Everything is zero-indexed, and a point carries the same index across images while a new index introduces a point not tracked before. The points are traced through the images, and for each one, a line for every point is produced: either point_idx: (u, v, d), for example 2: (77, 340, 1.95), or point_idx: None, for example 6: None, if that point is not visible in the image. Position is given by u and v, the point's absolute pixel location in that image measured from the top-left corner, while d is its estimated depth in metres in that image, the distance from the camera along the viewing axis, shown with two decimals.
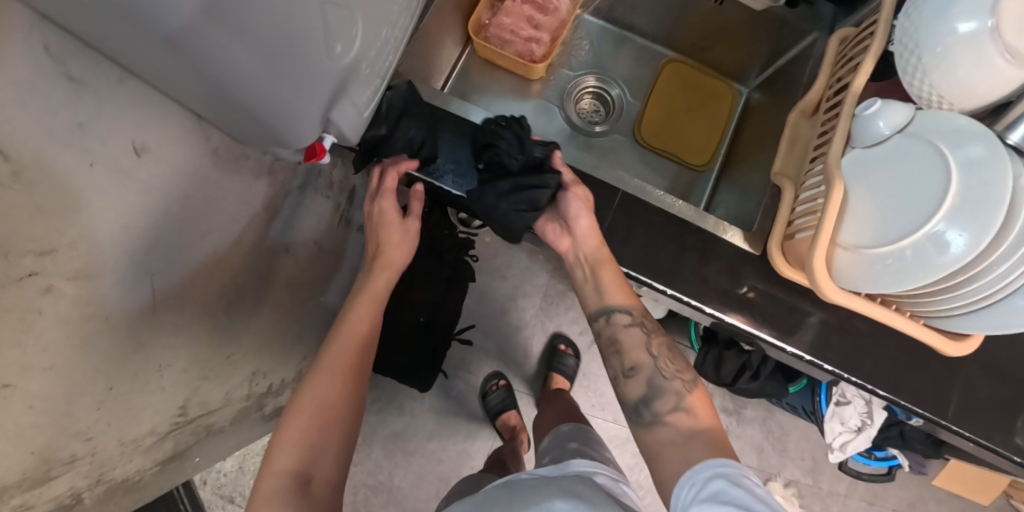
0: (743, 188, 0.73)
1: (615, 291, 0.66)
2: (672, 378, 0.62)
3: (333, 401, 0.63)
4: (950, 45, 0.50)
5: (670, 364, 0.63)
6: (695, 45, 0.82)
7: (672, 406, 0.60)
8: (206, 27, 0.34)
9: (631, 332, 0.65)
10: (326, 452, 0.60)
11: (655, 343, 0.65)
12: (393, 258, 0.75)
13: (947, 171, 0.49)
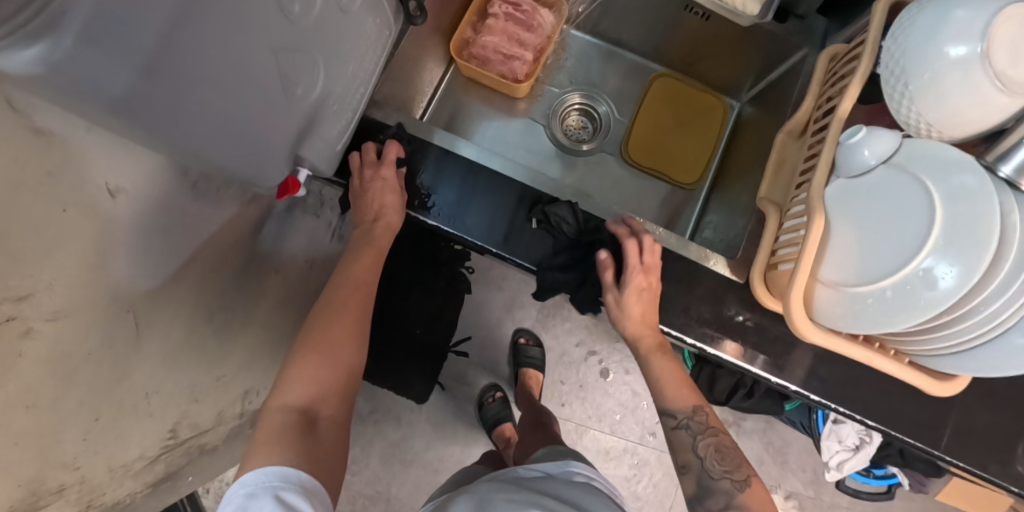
0: (730, 209, 0.71)
1: (670, 388, 0.67)
2: (720, 478, 0.64)
3: (335, 349, 0.62)
4: (938, 70, 0.48)
5: (716, 463, 0.65)
6: (685, 59, 0.80)
7: (724, 505, 0.63)
8: (149, 92, 0.35)
9: (677, 433, 0.66)
10: (329, 393, 0.60)
11: (702, 442, 0.65)
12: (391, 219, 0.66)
13: (932, 206, 0.47)
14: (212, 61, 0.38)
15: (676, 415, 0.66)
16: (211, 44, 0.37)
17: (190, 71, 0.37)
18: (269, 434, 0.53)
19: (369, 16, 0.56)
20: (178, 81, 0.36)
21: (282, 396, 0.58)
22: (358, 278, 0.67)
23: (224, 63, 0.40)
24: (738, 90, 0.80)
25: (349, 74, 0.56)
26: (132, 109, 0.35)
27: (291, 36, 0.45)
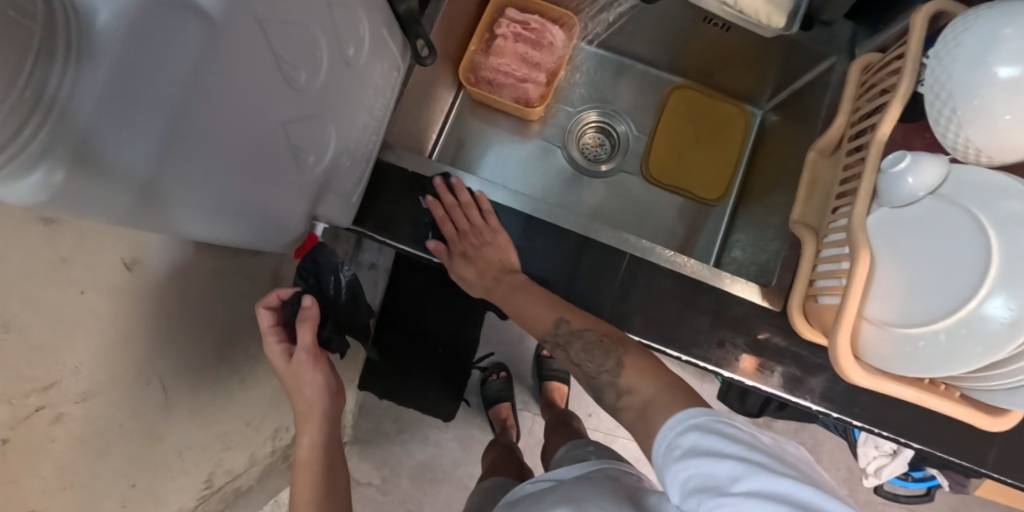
0: (759, 228, 0.68)
1: (522, 309, 0.61)
2: (601, 373, 0.55)
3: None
4: (989, 96, 0.45)
5: (591, 362, 0.56)
6: (703, 70, 0.76)
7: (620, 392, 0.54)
8: (157, 194, 0.32)
9: (559, 357, 0.59)
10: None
11: (573, 351, 0.57)
12: (309, 414, 0.63)
13: (986, 241, 0.44)
14: (220, 148, 0.36)
15: (547, 334, 0.59)
16: (219, 133, 0.35)
17: (199, 162, 0.35)
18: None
19: (378, 63, 0.53)
20: (189, 178, 0.34)
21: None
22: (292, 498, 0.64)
23: (233, 146, 0.38)
24: (760, 98, 0.76)
25: (361, 127, 0.54)
26: (145, 214, 0.33)
27: (300, 106, 0.43)
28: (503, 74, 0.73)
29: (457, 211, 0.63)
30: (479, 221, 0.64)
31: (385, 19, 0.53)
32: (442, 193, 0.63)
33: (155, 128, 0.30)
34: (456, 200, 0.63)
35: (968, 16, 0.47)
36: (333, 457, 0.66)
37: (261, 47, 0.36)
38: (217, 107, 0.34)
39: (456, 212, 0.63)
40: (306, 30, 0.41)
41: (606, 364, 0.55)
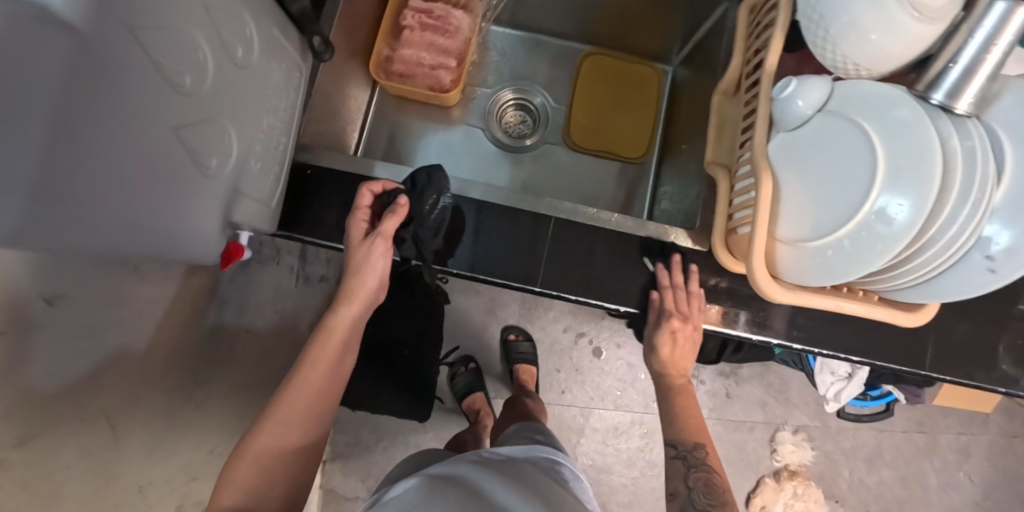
0: (682, 177, 0.71)
1: (687, 427, 0.70)
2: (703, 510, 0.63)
3: (274, 453, 0.52)
4: (856, 10, 0.47)
5: (701, 492, 0.64)
6: (610, 36, 0.78)
7: None
8: (49, 207, 0.31)
9: (672, 463, 0.67)
10: (275, 493, 0.51)
11: (694, 475, 0.65)
12: (363, 285, 0.59)
13: (872, 147, 0.47)
14: (111, 160, 0.36)
15: (678, 445, 0.68)
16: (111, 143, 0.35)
17: (90, 171, 0.34)
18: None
19: (274, 64, 0.53)
20: (85, 194, 0.34)
21: (219, 501, 0.49)
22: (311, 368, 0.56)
23: (126, 155, 0.37)
24: (668, 55, 0.79)
25: (267, 129, 0.54)
26: (39, 227, 0.31)
27: (191, 112, 0.43)
28: (415, 62, 0.74)
29: (681, 293, 0.62)
30: (694, 308, 0.62)
31: (275, 19, 0.53)
32: (674, 272, 0.62)
33: (39, 133, 0.29)
34: (678, 281, 0.62)
35: None
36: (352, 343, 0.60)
37: (136, 51, 0.36)
38: (100, 116, 0.34)
39: (682, 294, 0.62)
40: (185, 33, 0.41)
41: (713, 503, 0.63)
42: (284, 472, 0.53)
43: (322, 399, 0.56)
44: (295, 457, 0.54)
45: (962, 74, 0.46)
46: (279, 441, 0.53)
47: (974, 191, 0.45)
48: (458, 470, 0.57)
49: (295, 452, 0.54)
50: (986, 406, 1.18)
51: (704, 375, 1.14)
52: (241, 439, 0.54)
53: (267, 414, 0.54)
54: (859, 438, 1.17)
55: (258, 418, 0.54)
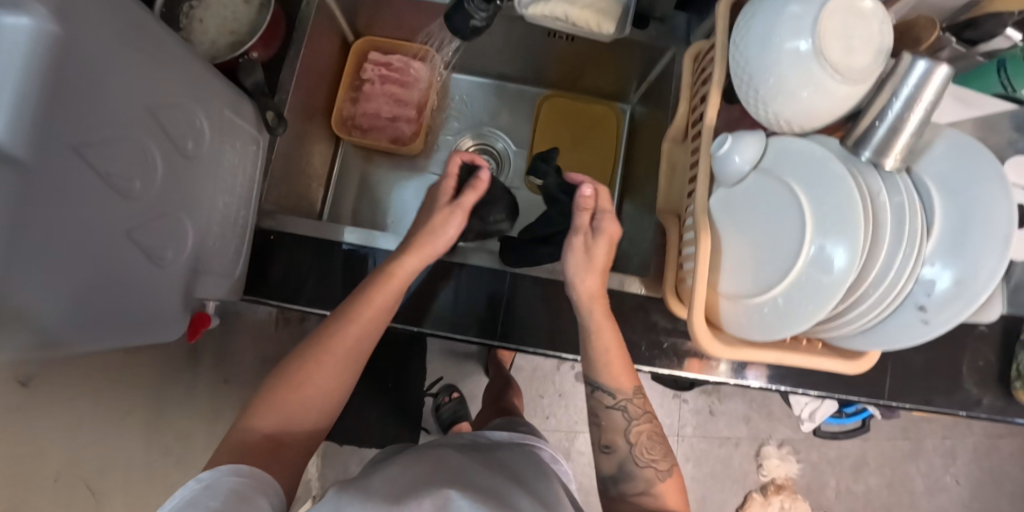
0: (639, 219, 0.73)
1: (610, 370, 0.60)
2: (644, 466, 0.60)
3: (299, 404, 0.55)
4: (780, 74, 0.49)
5: (645, 452, 0.60)
6: (567, 79, 0.81)
7: (639, 489, 0.59)
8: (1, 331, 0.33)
9: (612, 416, 0.61)
10: (300, 423, 0.55)
11: (637, 429, 0.61)
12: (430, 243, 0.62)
13: (801, 206, 0.48)
14: (64, 271, 0.38)
15: (614, 396, 0.60)
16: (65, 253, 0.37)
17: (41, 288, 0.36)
18: (229, 456, 0.51)
19: (229, 142, 0.56)
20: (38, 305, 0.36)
21: (252, 423, 0.53)
22: (360, 309, 0.58)
23: (80, 264, 0.39)
24: (625, 95, 0.81)
25: (226, 204, 0.56)
26: None
27: (143, 212, 0.45)
28: (377, 117, 0.77)
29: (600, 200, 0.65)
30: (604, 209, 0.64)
31: (228, 99, 0.55)
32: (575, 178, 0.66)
33: None
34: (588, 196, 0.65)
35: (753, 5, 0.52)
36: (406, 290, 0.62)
37: (83, 169, 0.38)
38: (52, 236, 0.36)
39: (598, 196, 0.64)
40: (135, 138, 0.43)
41: (656, 463, 0.60)
42: (312, 406, 0.56)
43: (363, 343, 0.59)
44: (324, 393, 0.57)
45: (887, 132, 0.47)
46: (314, 375, 0.56)
47: (902, 246, 0.46)
48: (441, 452, 0.59)
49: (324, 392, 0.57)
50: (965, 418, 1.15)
51: (686, 394, 1.16)
52: (286, 362, 0.58)
53: (310, 348, 0.58)
54: (844, 448, 1.18)
55: (303, 349, 0.58)
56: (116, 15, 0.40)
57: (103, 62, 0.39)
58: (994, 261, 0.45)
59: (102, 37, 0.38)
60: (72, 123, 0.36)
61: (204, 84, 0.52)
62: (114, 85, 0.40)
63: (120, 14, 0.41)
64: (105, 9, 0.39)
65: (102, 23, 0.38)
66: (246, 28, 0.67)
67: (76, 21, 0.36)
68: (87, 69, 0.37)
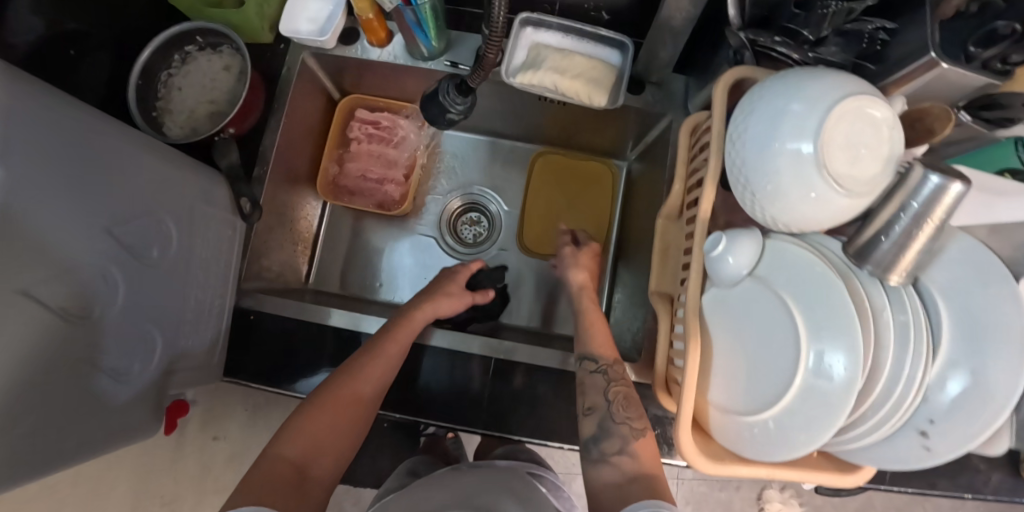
0: (633, 290, 0.70)
1: (595, 340, 0.60)
2: (621, 422, 0.54)
3: (320, 437, 0.53)
4: (779, 181, 0.45)
5: (623, 410, 0.55)
6: (561, 136, 0.78)
7: (618, 448, 0.53)
8: None
9: (592, 378, 0.57)
10: (326, 457, 0.53)
11: (615, 388, 0.56)
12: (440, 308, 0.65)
13: (795, 323, 0.45)
14: (19, 420, 0.36)
15: (598, 359, 0.58)
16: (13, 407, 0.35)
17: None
18: (249, 484, 0.48)
19: (201, 235, 0.54)
20: None
21: (276, 451, 0.51)
22: (385, 344, 0.59)
23: (37, 406, 0.38)
24: (621, 152, 0.78)
25: (200, 296, 0.55)
26: None
27: (105, 335, 0.43)
28: (363, 179, 0.74)
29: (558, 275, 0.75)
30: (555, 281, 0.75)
31: (199, 191, 0.54)
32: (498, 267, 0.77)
33: None
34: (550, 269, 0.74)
35: (752, 96, 0.48)
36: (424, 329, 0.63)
37: (32, 310, 0.36)
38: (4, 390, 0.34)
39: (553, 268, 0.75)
40: (93, 263, 0.41)
41: (636, 421, 0.54)
42: (343, 436, 0.55)
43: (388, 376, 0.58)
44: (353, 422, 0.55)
45: (893, 249, 0.44)
46: (342, 404, 0.55)
47: (904, 370, 0.43)
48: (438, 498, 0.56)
49: (348, 423, 0.55)
50: (962, 479, 1.02)
51: None
52: (313, 392, 0.56)
53: (334, 379, 0.57)
54: (848, 493, 1.15)
55: (331, 378, 0.57)
56: (69, 140, 0.38)
57: (52, 194, 0.37)
58: (1011, 374, 0.42)
59: (50, 169, 0.37)
60: (16, 268, 0.35)
61: (173, 184, 0.50)
62: (64, 215, 0.38)
63: (75, 138, 0.39)
64: (54, 138, 0.37)
65: (52, 153, 0.37)
66: (226, 98, 0.64)
67: (20, 162, 0.34)
68: (33, 206, 0.35)
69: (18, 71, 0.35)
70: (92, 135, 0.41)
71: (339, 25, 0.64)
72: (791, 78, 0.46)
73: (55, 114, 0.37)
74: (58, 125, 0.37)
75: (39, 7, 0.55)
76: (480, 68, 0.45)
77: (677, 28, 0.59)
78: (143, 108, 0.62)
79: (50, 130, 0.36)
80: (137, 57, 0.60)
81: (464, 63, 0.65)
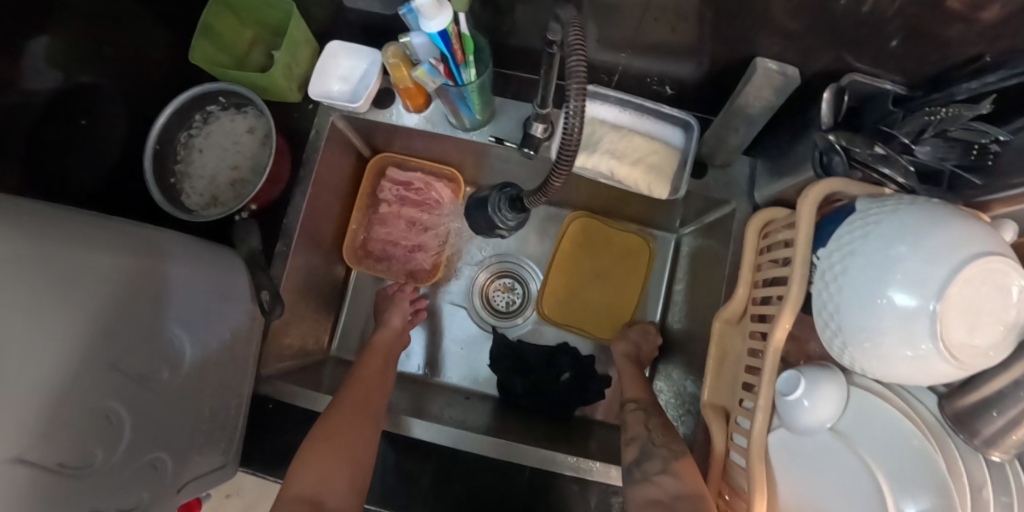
0: (679, 389, 0.65)
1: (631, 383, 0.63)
2: (664, 445, 0.52)
3: (329, 462, 0.50)
4: (879, 337, 0.40)
5: (661, 436, 0.53)
6: (608, 206, 0.73)
7: (660, 468, 0.49)
8: None
9: (632, 414, 0.58)
10: (342, 479, 0.49)
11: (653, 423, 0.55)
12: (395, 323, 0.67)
13: (880, 488, 0.41)
14: None
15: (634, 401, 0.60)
16: None
17: None
18: None
19: (217, 335, 0.50)
20: None
21: (291, 484, 0.48)
22: (366, 369, 0.61)
23: None
24: (672, 225, 0.73)
25: (215, 394, 0.51)
26: None
27: (110, 479, 0.40)
28: (392, 245, 0.71)
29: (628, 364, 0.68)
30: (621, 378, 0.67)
31: (216, 290, 0.50)
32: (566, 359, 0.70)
33: None
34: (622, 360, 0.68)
35: (854, 232, 0.42)
36: (389, 365, 0.64)
37: (22, 476, 0.32)
38: None
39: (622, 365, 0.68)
40: (93, 407, 0.38)
41: (676, 445, 0.52)
42: (353, 454, 0.51)
43: (378, 394, 0.59)
44: (360, 446, 0.52)
45: (1006, 427, 0.39)
46: (348, 423, 0.53)
47: None
48: None
49: (362, 443, 0.52)
50: None
51: None
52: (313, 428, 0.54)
53: (334, 404, 0.55)
54: None
55: (331, 405, 0.55)
56: (67, 278, 0.35)
57: (47, 348, 0.34)
58: None
59: (49, 317, 0.34)
60: (9, 440, 0.31)
61: (187, 292, 0.47)
62: (66, 365, 0.35)
63: (74, 275, 0.36)
64: (46, 280, 0.34)
65: (46, 298, 0.33)
66: (250, 164, 0.59)
67: (5, 320, 0.31)
68: (22, 365, 0.32)
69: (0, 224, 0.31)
70: (95, 265, 0.37)
71: (374, 89, 0.59)
72: (904, 218, 0.40)
73: (46, 253, 0.34)
74: (50, 265, 0.34)
75: (50, 65, 0.50)
76: (539, 192, 0.39)
77: (752, 115, 0.53)
78: (163, 171, 0.57)
79: (39, 274, 0.33)
80: (155, 121, 0.55)
81: (529, 146, 0.56)
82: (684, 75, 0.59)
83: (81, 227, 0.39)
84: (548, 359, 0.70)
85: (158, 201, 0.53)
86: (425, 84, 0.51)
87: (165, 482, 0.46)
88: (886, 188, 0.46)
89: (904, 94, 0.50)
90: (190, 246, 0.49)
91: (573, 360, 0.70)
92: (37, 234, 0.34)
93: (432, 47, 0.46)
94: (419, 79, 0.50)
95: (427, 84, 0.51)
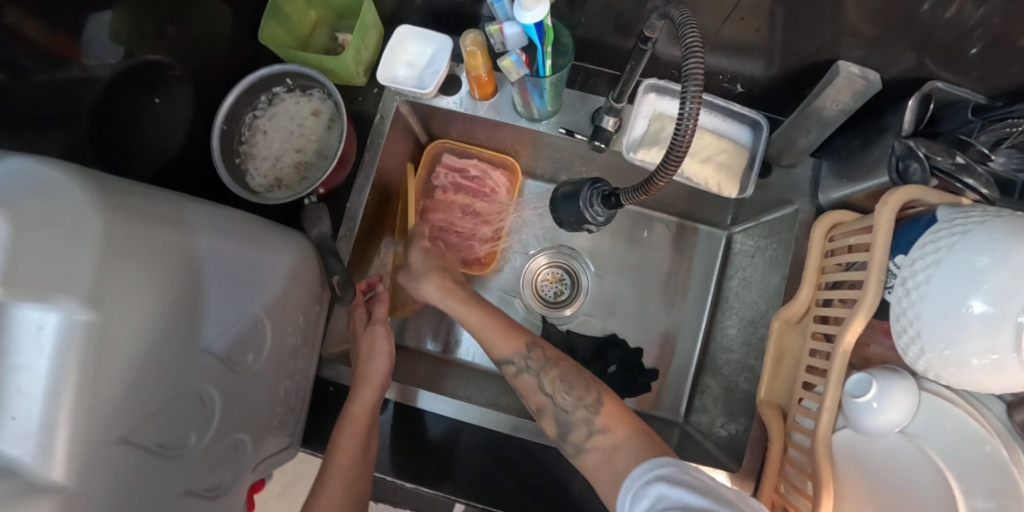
0: (727, 385, 0.66)
1: (497, 339, 0.55)
2: (575, 408, 0.49)
3: None
4: (959, 345, 0.40)
5: (569, 396, 0.50)
6: (661, 200, 0.73)
7: (588, 434, 0.47)
8: None
9: (524, 379, 0.53)
10: None
11: (548, 377, 0.51)
12: (377, 369, 0.55)
13: None
14: None
15: (514, 360, 0.53)
16: None
17: None
18: None
19: (292, 321, 0.51)
20: None
21: None
22: (354, 406, 0.53)
23: None
24: (723, 221, 0.73)
25: (285, 378, 0.51)
26: None
27: (203, 459, 0.41)
28: (445, 232, 0.71)
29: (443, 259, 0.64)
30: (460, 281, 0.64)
31: (292, 276, 0.50)
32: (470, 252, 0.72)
33: None
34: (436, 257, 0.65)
35: (939, 242, 0.43)
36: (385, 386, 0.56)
37: (126, 458, 0.33)
38: None
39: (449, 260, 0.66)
40: (189, 389, 0.38)
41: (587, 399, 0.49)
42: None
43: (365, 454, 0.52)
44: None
45: None
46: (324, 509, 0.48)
47: None
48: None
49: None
50: None
51: None
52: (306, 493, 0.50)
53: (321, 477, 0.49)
54: None
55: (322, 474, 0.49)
56: (169, 260, 0.35)
57: (150, 330, 0.34)
58: None
59: (154, 300, 0.34)
60: (113, 420, 0.32)
61: (267, 276, 0.47)
62: (165, 349, 0.35)
63: (176, 256, 0.36)
64: (153, 261, 0.34)
65: (152, 280, 0.34)
66: (315, 147, 0.59)
67: (121, 301, 0.31)
68: (131, 347, 0.32)
69: (112, 206, 0.31)
70: (192, 247, 0.38)
71: (442, 77, 0.58)
72: (992, 229, 0.40)
73: (150, 234, 0.34)
74: (157, 248, 0.35)
75: (124, 46, 0.50)
76: (641, 189, 0.40)
77: (827, 118, 0.53)
78: (227, 152, 0.56)
79: (147, 256, 0.34)
80: (224, 100, 0.54)
81: (600, 138, 0.55)
82: (755, 74, 0.59)
83: (174, 205, 0.39)
84: (595, 349, 0.71)
85: (230, 184, 0.52)
86: (509, 75, 0.49)
87: (244, 463, 0.47)
88: (965, 197, 0.47)
89: (986, 102, 0.49)
90: (268, 229, 0.49)
91: (622, 349, 0.71)
92: (145, 215, 0.34)
93: (522, 36, 0.46)
94: (504, 69, 0.49)
95: (509, 75, 0.50)
